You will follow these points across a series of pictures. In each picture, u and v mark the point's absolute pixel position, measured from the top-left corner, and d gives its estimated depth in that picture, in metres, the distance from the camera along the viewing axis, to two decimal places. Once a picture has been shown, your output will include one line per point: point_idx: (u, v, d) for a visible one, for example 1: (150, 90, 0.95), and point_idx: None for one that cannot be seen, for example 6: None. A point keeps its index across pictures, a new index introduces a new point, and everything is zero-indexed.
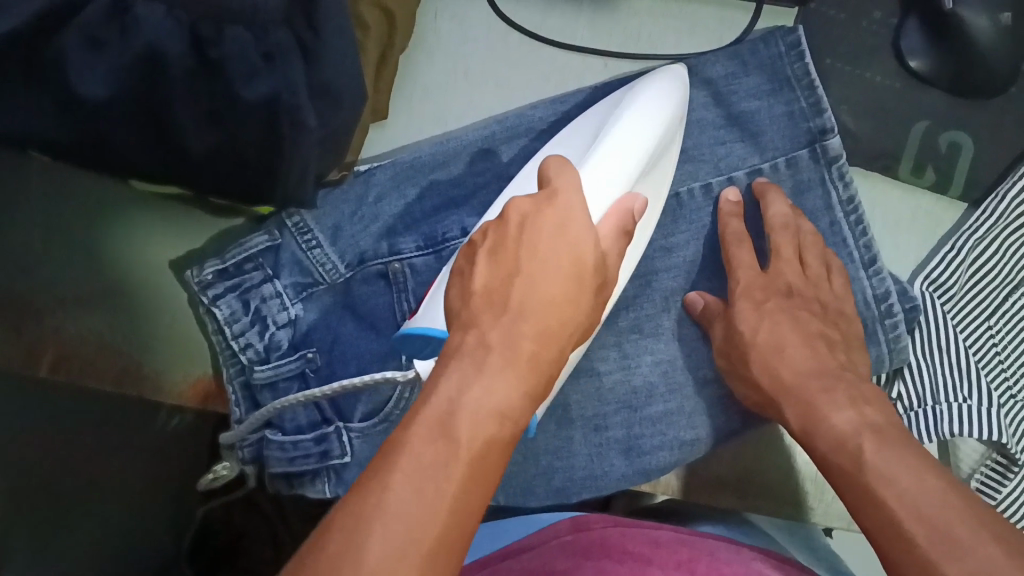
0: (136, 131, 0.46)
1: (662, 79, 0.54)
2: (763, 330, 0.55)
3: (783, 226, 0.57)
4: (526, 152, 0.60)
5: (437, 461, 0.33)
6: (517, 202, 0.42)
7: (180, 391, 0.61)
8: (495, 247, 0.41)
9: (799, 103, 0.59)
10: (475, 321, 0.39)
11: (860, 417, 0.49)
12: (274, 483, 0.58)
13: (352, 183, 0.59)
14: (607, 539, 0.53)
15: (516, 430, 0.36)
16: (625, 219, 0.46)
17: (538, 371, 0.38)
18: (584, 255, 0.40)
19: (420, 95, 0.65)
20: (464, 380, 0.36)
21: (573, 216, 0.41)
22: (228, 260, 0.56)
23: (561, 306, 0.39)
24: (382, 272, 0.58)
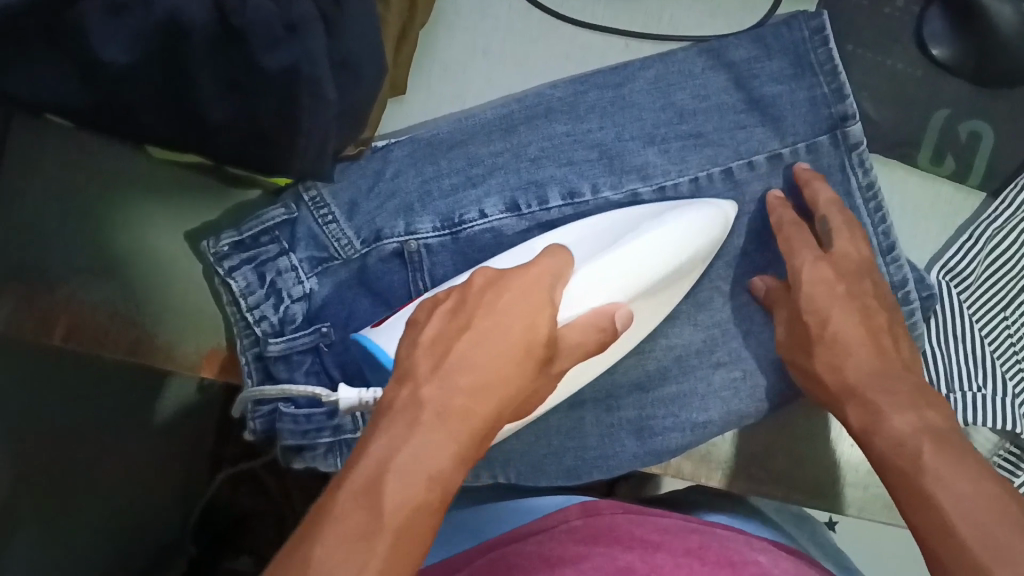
0: (155, 97, 0.46)
1: (711, 204, 0.55)
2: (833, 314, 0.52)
3: (836, 211, 0.55)
4: (544, 132, 0.59)
5: (360, 532, 0.33)
6: (483, 268, 0.43)
7: (192, 360, 0.60)
8: (453, 304, 0.42)
9: (821, 89, 0.58)
10: (410, 374, 0.39)
11: (921, 420, 0.46)
12: (287, 456, 0.58)
13: (370, 159, 0.60)
14: (616, 525, 0.54)
15: (445, 494, 0.37)
16: (598, 320, 0.46)
17: (471, 434, 0.38)
18: (534, 332, 0.41)
19: (439, 72, 0.65)
20: (393, 444, 0.36)
21: (526, 293, 0.42)
22: (245, 232, 0.57)
23: (500, 373, 0.39)
24: (398, 250, 0.57)
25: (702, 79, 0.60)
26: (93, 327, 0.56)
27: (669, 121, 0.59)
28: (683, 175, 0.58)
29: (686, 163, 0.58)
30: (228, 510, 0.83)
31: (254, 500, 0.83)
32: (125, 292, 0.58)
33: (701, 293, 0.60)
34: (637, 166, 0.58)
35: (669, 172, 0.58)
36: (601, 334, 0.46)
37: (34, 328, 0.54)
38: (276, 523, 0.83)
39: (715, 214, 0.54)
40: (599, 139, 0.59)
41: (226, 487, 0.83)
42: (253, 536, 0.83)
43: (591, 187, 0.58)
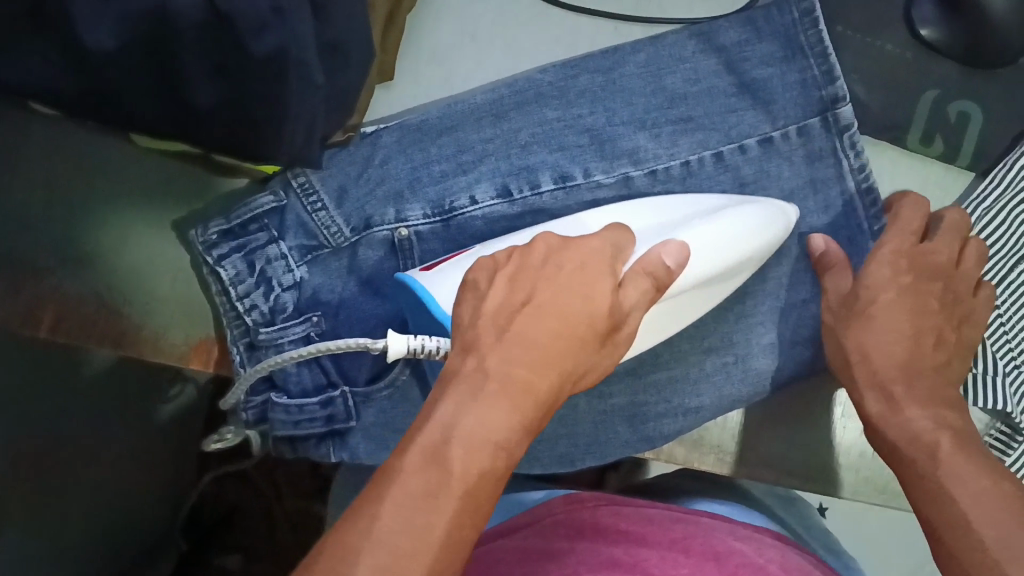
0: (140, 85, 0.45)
1: (775, 207, 0.54)
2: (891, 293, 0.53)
3: (953, 227, 0.56)
4: (535, 118, 0.59)
5: (426, 490, 0.34)
6: (545, 236, 0.44)
7: (181, 352, 0.60)
8: (514, 274, 0.42)
9: (812, 71, 0.58)
10: (476, 343, 0.40)
11: (941, 419, 0.49)
12: (277, 446, 0.58)
13: (359, 145, 0.59)
14: (600, 516, 0.54)
15: (510, 461, 0.37)
16: (649, 265, 0.45)
17: (537, 403, 0.38)
18: (596, 304, 0.41)
19: (426, 57, 0.64)
20: (460, 407, 0.37)
21: (591, 261, 0.43)
22: (234, 220, 0.56)
23: (565, 343, 0.40)
24: (389, 238, 0.56)
25: (693, 62, 0.60)
26: (83, 318, 0.55)
27: (660, 105, 0.59)
28: (673, 159, 0.58)
29: (676, 146, 0.58)
30: (214, 509, 0.83)
31: (241, 494, 0.83)
32: (109, 283, 0.57)
33: None
34: (628, 151, 0.58)
35: (659, 155, 0.58)
36: (654, 278, 0.45)
37: (22, 317, 0.52)
38: (264, 518, 0.84)
39: (780, 214, 0.54)
40: (590, 124, 0.59)
41: (212, 484, 0.83)
42: (243, 530, 0.84)
43: (583, 172, 0.58)
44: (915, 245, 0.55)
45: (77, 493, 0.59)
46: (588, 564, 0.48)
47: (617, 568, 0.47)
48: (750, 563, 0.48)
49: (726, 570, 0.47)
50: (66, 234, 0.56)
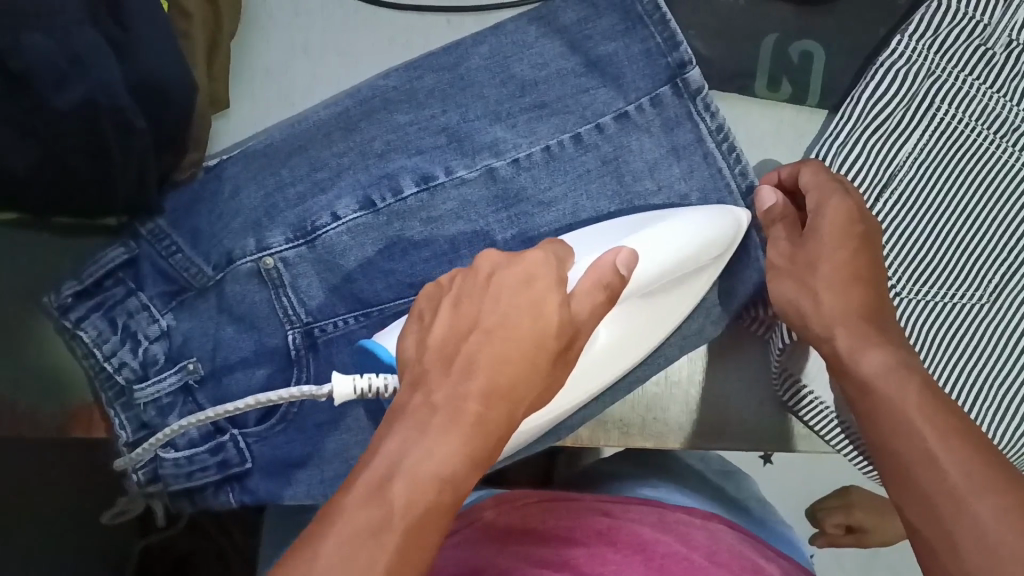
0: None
1: (723, 209, 0.55)
2: (841, 251, 0.52)
3: (824, 186, 0.54)
4: (387, 126, 0.57)
5: (372, 526, 0.33)
6: (490, 252, 0.42)
7: (60, 423, 0.57)
8: (459, 299, 0.41)
9: (654, 39, 0.58)
10: (424, 379, 0.38)
11: (896, 355, 0.49)
12: (176, 502, 0.55)
13: (204, 179, 0.56)
14: (529, 515, 0.55)
15: (455, 496, 0.36)
16: (599, 276, 0.43)
17: (487, 438, 0.37)
18: (542, 324, 0.39)
19: (261, 78, 0.62)
20: (408, 442, 0.36)
21: (541, 272, 0.41)
22: (87, 279, 0.54)
23: (513, 364, 0.38)
24: (254, 269, 0.54)
25: (537, 47, 0.59)
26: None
27: (512, 94, 0.59)
28: (533, 145, 0.58)
29: (534, 133, 0.58)
30: (164, 564, 0.81)
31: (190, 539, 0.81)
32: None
33: None
34: (488, 144, 0.58)
35: (517, 143, 0.58)
36: (608, 288, 0.43)
37: None
38: (220, 559, 0.82)
39: (732, 220, 0.54)
40: (444, 123, 0.58)
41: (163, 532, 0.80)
42: None
43: (445, 170, 0.57)
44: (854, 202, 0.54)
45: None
46: (521, 563, 0.50)
47: (546, 566, 0.50)
48: (675, 553, 0.50)
49: (651, 564, 0.49)
50: None
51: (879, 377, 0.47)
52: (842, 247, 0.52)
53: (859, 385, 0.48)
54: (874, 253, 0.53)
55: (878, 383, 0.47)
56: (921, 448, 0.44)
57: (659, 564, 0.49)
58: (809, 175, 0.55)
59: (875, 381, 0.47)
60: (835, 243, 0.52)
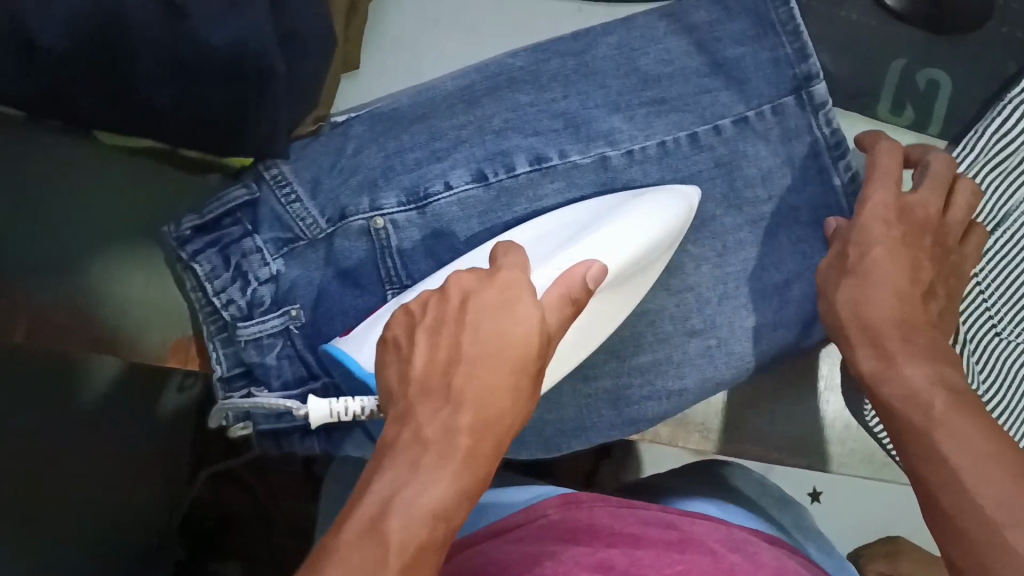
0: (95, 80, 0.45)
1: (671, 194, 0.54)
2: (878, 250, 0.52)
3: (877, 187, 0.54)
4: (508, 104, 0.58)
5: (364, 572, 0.32)
6: (460, 276, 0.40)
7: (158, 352, 0.60)
8: (434, 325, 0.39)
9: (784, 49, 0.58)
10: (410, 413, 0.37)
11: (936, 372, 0.47)
12: (262, 442, 0.57)
13: (330, 134, 0.58)
14: (595, 517, 0.55)
15: (451, 531, 0.35)
16: (567, 288, 0.42)
17: (478, 468, 0.36)
18: (525, 342, 0.38)
19: (390, 44, 0.63)
20: (399, 481, 0.35)
21: (521, 294, 0.39)
22: (206, 215, 0.55)
23: (493, 396, 0.37)
24: (365, 227, 0.56)
25: (665, 43, 0.59)
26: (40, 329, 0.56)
27: (634, 87, 0.59)
28: (649, 140, 0.58)
29: (652, 127, 0.58)
30: (210, 519, 0.85)
31: (236, 498, 0.85)
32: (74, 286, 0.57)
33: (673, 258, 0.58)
34: (604, 132, 0.57)
35: (634, 134, 0.58)
36: (576, 304, 0.42)
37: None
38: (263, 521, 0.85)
39: (682, 204, 0.53)
40: (564, 108, 0.58)
41: (209, 486, 0.85)
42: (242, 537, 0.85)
43: (558, 153, 0.57)
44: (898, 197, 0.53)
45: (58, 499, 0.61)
46: (583, 568, 0.49)
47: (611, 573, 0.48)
48: (744, 560, 0.51)
49: (720, 565, 0.50)
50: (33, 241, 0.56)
51: (906, 398, 0.46)
52: (880, 244, 0.52)
53: (884, 407, 0.48)
54: (913, 254, 0.52)
55: (900, 405, 0.46)
56: (951, 473, 0.42)
57: (729, 565, 0.50)
58: (879, 164, 0.55)
59: (896, 404, 0.47)
60: (872, 249, 0.52)
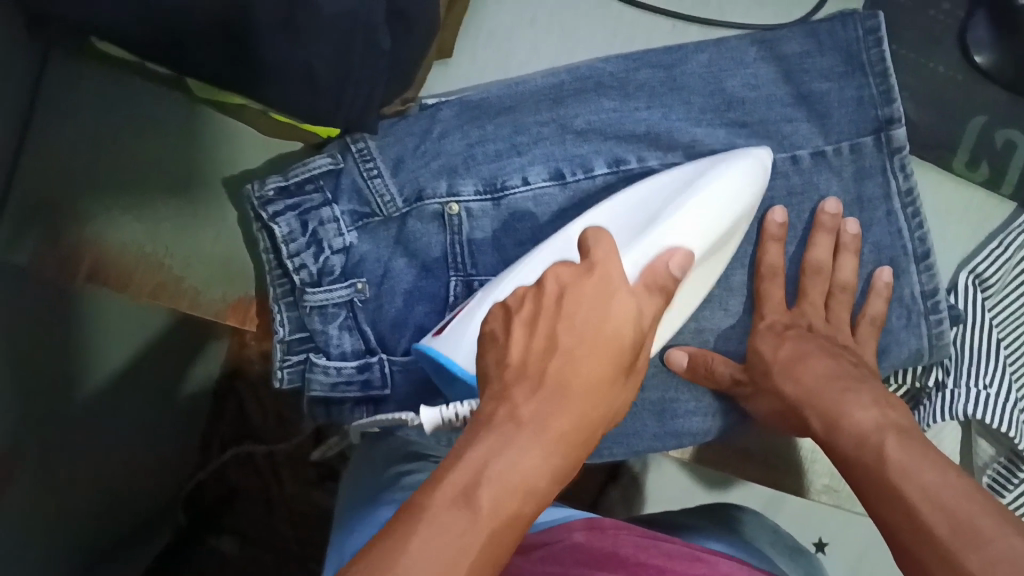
0: (209, 45, 0.45)
1: (745, 156, 0.54)
2: (785, 348, 0.54)
3: (776, 279, 0.57)
4: (593, 107, 0.59)
5: (458, 529, 0.31)
6: (557, 269, 0.41)
7: (218, 308, 0.64)
8: (532, 319, 0.39)
9: (870, 89, 0.58)
10: (507, 392, 0.36)
11: (885, 417, 0.47)
12: (313, 407, 0.58)
13: (417, 116, 0.59)
14: (620, 546, 0.46)
15: (534, 513, 0.34)
16: (658, 276, 0.45)
17: (568, 448, 0.36)
18: (621, 336, 0.38)
19: (485, 38, 0.65)
20: (492, 450, 0.34)
21: (616, 291, 0.40)
22: (291, 179, 0.56)
23: (595, 388, 0.37)
24: (439, 212, 0.57)
25: (753, 68, 0.60)
26: (99, 266, 0.57)
27: (717, 107, 0.59)
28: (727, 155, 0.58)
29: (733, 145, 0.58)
30: (211, 491, 0.86)
31: (240, 475, 0.86)
32: (148, 233, 0.60)
33: (733, 278, 0.59)
34: (685, 143, 0.58)
35: (716, 149, 0.58)
36: (665, 287, 0.45)
37: (59, 263, 0.54)
38: (262, 500, 0.86)
39: (757, 166, 0.54)
40: (646, 118, 0.58)
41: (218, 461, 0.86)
42: (239, 514, 0.86)
43: (638, 158, 0.58)
44: (790, 315, 0.57)
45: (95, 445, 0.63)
46: None
47: None
48: None
49: None
50: (115, 177, 0.58)
51: (859, 444, 0.46)
52: (786, 342, 0.55)
53: (854, 440, 0.47)
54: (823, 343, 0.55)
55: (867, 439, 0.46)
56: (904, 507, 0.40)
57: None
58: (765, 268, 0.57)
59: (861, 441, 0.46)
60: (781, 345, 0.55)
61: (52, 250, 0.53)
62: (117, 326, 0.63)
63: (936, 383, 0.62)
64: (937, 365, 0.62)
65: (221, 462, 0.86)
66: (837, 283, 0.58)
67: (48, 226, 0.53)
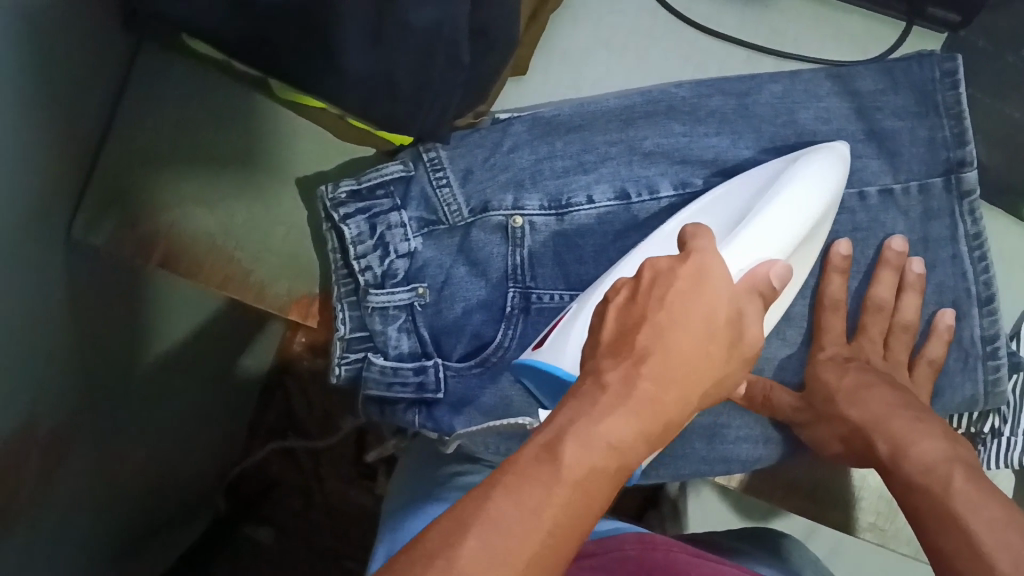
0: (297, 47, 0.46)
1: (822, 151, 0.54)
2: (849, 377, 0.54)
3: (837, 312, 0.57)
4: (662, 129, 0.59)
5: (541, 480, 0.31)
6: (653, 260, 0.39)
7: (282, 303, 0.63)
8: (628, 301, 0.39)
9: (943, 131, 0.58)
10: (596, 366, 0.36)
11: (955, 450, 0.46)
12: (367, 406, 0.58)
13: (490, 129, 0.60)
14: (673, 558, 0.45)
15: (622, 473, 0.34)
16: (764, 283, 0.43)
17: (660, 417, 0.35)
18: (717, 313, 0.37)
19: (561, 57, 0.66)
20: (576, 412, 0.34)
21: (714, 272, 0.39)
22: (363, 183, 0.58)
23: (688, 362, 0.36)
24: (502, 224, 0.58)
25: (826, 102, 0.60)
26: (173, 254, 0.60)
27: (787, 138, 0.59)
28: None
29: None
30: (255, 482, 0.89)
31: (281, 468, 0.89)
32: (220, 226, 0.61)
33: (793, 309, 0.58)
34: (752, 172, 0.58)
35: None
36: (766, 291, 0.43)
37: (135, 250, 0.58)
38: (302, 494, 0.88)
39: (835, 156, 0.54)
40: (714, 144, 0.59)
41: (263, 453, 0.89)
42: (276, 507, 0.88)
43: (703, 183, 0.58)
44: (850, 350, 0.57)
45: (149, 427, 0.66)
46: None
47: None
48: None
49: None
50: (186, 171, 0.60)
51: (923, 473, 0.45)
52: (849, 374, 0.55)
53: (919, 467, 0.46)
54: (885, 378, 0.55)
55: (930, 471, 0.45)
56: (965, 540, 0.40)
57: None
58: (827, 302, 0.57)
59: (921, 473, 0.46)
60: (838, 379, 0.54)
61: (128, 237, 0.57)
62: (175, 313, 0.66)
63: (993, 429, 0.61)
64: (994, 412, 0.61)
65: (265, 453, 0.89)
66: (899, 322, 0.58)
67: (123, 213, 0.56)
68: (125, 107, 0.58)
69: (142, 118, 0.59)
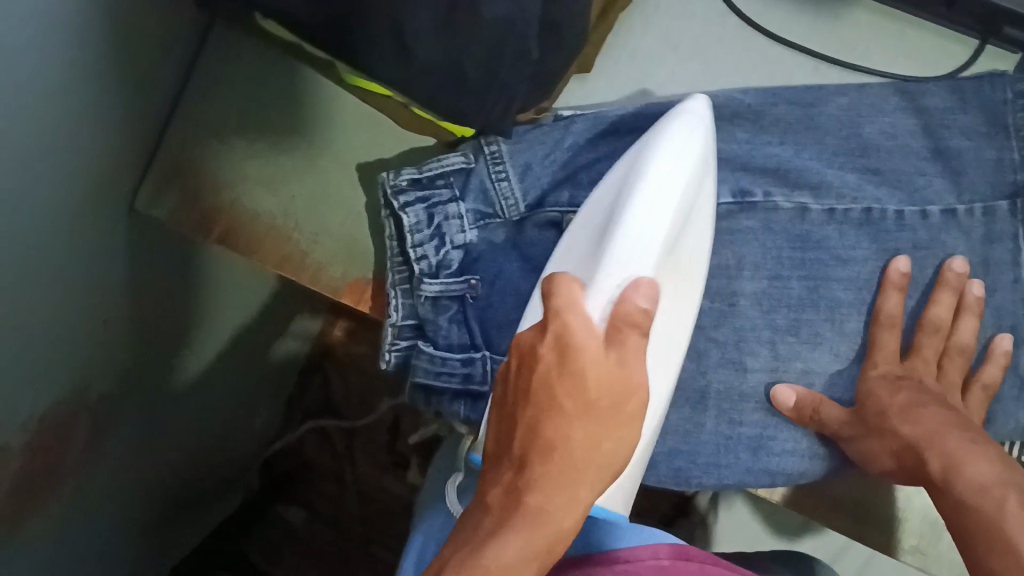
0: (370, 33, 0.47)
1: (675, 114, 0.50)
2: (902, 394, 0.54)
3: (892, 329, 0.56)
4: (723, 134, 0.59)
5: None
6: (524, 336, 0.41)
7: (337, 286, 0.62)
8: (513, 388, 0.40)
9: (1011, 153, 0.57)
10: (487, 484, 0.38)
11: (1009, 475, 0.46)
12: (413, 395, 0.58)
13: (552, 125, 0.60)
14: None
15: None
16: (635, 318, 0.41)
17: (550, 531, 0.35)
18: (593, 381, 0.38)
19: (627, 57, 0.66)
20: (457, 550, 0.35)
21: (580, 344, 0.39)
22: (424, 172, 0.58)
23: (562, 449, 0.36)
24: (556, 220, 0.58)
25: (893, 117, 0.59)
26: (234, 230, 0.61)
27: (850, 150, 0.59)
28: (855, 203, 0.58)
29: (861, 190, 0.58)
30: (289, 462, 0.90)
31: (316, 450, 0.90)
32: (279, 207, 0.61)
33: (847, 324, 0.58)
34: (813, 184, 0.58)
35: (844, 193, 0.58)
36: (637, 327, 0.41)
37: (196, 223, 0.59)
38: (334, 479, 0.89)
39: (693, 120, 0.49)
40: (776, 153, 0.59)
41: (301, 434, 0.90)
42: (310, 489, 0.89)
43: (763, 192, 0.58)
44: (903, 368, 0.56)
45: (187, 418, 0.68)
46: None
47: None
48: None
49: None
50: (250, 154, 0.61)
51: (976, 497, 0.45)
52: (901, 393, 0.54)
53: (971, 490, 0.45)
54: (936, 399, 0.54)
55: (981, 495, 0.45)
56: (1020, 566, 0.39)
57: None
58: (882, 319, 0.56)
59: (973, 496, 0.45)
60: (890, 396, 0.54)
61: (189, 208, 0.58)
62: (223, 296, 0.67)
63: None
64: None
65: (301, 433, 0.90)
66: (954, 343, 0.57)
67: (181, 189, 0.58)
68: (193, 90, 0.60)
69: (208, 100, 0.60)
